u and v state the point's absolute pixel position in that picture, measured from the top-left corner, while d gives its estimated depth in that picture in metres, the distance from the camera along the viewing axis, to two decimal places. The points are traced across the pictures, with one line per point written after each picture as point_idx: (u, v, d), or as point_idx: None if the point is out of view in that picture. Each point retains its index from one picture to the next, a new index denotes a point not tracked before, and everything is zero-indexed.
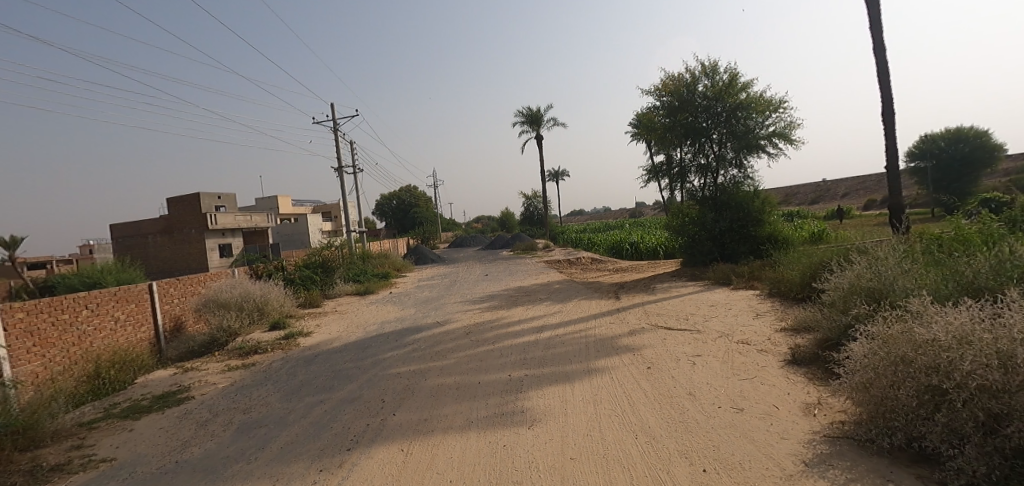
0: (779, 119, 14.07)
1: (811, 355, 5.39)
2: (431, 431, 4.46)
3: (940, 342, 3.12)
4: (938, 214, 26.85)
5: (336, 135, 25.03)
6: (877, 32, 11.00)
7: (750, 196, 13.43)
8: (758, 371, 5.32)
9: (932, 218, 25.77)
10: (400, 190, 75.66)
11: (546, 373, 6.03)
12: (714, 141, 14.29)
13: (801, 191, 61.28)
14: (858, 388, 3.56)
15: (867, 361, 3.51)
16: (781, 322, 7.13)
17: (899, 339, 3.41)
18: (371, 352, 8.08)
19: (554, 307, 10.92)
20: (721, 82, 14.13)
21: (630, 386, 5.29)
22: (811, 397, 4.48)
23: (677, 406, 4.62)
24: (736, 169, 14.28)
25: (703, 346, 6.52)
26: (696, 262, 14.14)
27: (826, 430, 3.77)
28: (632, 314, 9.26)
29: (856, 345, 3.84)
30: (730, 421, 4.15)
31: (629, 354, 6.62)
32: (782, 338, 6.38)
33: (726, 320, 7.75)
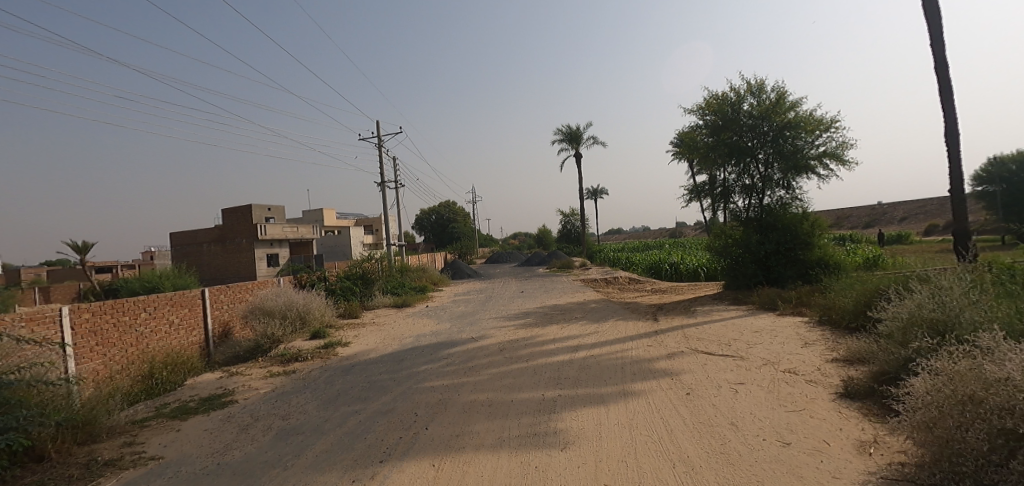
0: (830, 139, 13.52)
1: (866, 389, 5.05)
2: (463, 448, 4.43)
3: (1015, 383, 2.87)
4: (1009, 241, 24.87)
5: (380, 151, 25.91)
6: (938, 49, 10.46)
7: (799, 218, 12.88)
8: (807, 403, 5.03)
9: (1000, 247, 23.99)
10: (440, 205, 77.20)
11: (580, 394, 5.92)
12: (760, 161, 13.87)
13: (854, 214, 58.30)
14: (920, 428, 3.31)
15: (931, 398, 3.27)
16: (832, 352, 6.74)
17: (968, 376, 3.16)
18: (406, 365, 8.18)
19: (590, 326, 10.77)
20: (768, 101, 13.76)
21: (668, 412, 5.10)
22: (867, 434, 4.18)
23: (718, 435, 4.41)
24: (783, 190, 13.78)
25: (747, 374, 6.24)
26: (740, 285, 13.62)
27: (884, 472, 3.50)
28: (670, 337, 8.99)
29: (917, 380, 3.59)
30: (776, 455, 3.92)
31: (667, 378, 6.41)
32: (833, 369, 6.01)
33: (771, 348, 7.39)
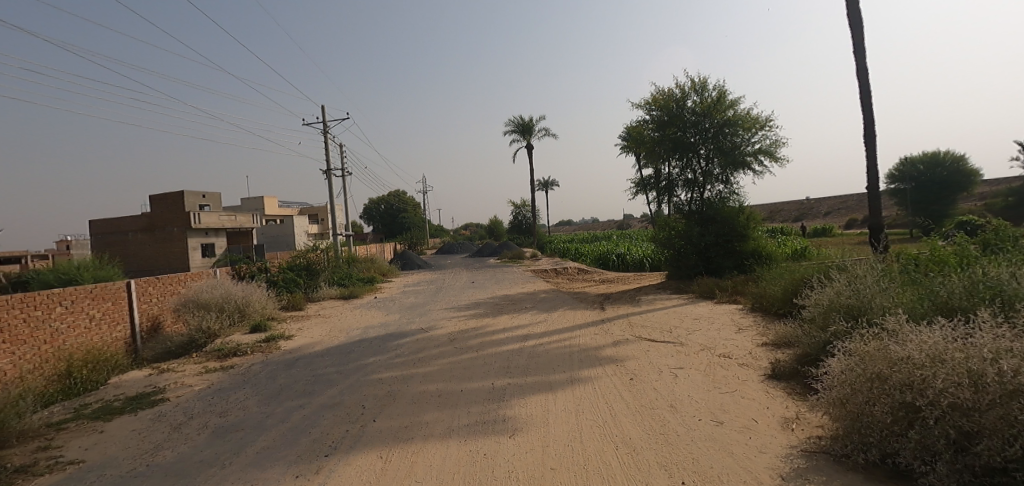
0: (765, 137, 14.31)
1: (791, 370, 5.46)
2: (412, 438, 4.42)
3: (914, 360, 3.21)
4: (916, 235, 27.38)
5: (327, 137, 24.97)
6: (860, 57, 11.31)
7: (736, 211, 13.63)
8: (739, 385, 5.38)
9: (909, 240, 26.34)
10: (389, 194, 75.53)
11: (529, 382, 6.03)
12: (702, 157, 14.52)
13: (785, 209, 62.32)
14: (834, 404, 3.66)
15: (844, 377, 3.60)
16: (762, 337, 7.23)
17: (875, 356, 3.50)
18: (354, 358, 8.00)
19: (540, 316, 10.96)
20: (710, 99, 14.36)
21: (612, 397, 5.30)
22: (790, 411, 4.54)
23: (658, 417, 4.64)
24: (722, 184, 14.49)
25: (686, 359, 6.59)
26: (682, 275, 14.24)
27: (803, 445, 3.84)
28: (616, 325, 9.29)
29: (832, 360, 3.94)
30: (710, 434, 4.18)
31: (612, 365, 6.64)
32: (762, 353, 6.46)
33: (708, 334, 7.83)
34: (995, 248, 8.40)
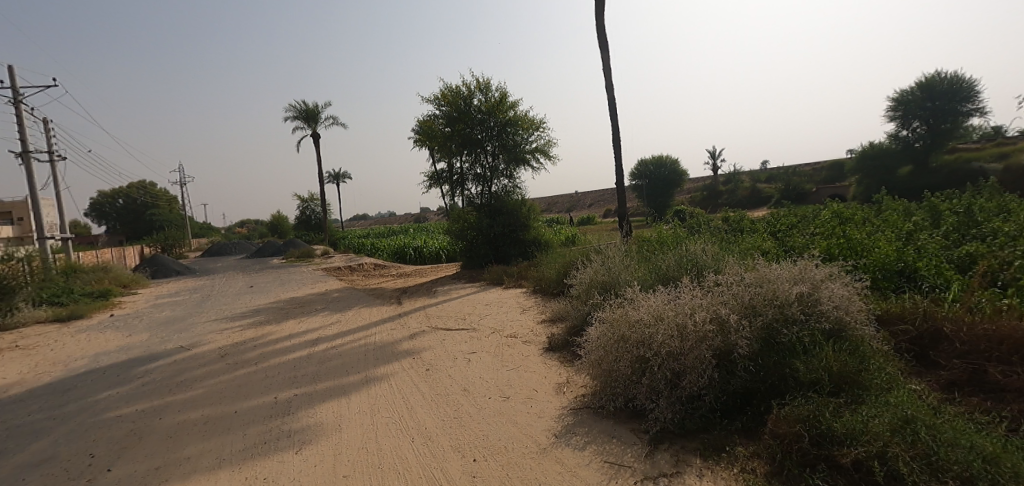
0: (541, 137, 16.01)
1: (563, 341, 6.31)
2: (167, 481, 3.67)
3: (645, 322, 4.26)
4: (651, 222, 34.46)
5: (19, 108, 18.58)
6: (608, 74, 13.56)
7: (519, 203, 15.02)
8: (522, 360, 5.99)
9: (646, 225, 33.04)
10: (129, 186, 60.63)
11: (319, 389, 5.60)
12: (488, 153, 15.51)
13: (560, 201, 71.38)
14: (593, 364, 4.51)
15: (599, 341, 4.49)
16: (541, 315, 8.16)
17: (619, 321, 4.48)
18: (75, 395, 6.20)
19: (332, 317, 10.26)
20: (493, 99, 15.35)
21: (409, 390, 5.31)
22: (562, 377, 5.27)
23: (452, 402, 4.84)
24: (507, 179, 15.72)
25: (478, 343, 7.01)
26: (475, 265, 15.08)
27: (572, 404, 4.54)
28: (413, 318, 9.32)
29: (590, 329, 4.83)
30: (498, 409, 4.56)
31: (409, 358, 6.63)
32: (541, 329, 7.31)
33: (497, 317, 8.48)
34: (695, 230, 11.11)
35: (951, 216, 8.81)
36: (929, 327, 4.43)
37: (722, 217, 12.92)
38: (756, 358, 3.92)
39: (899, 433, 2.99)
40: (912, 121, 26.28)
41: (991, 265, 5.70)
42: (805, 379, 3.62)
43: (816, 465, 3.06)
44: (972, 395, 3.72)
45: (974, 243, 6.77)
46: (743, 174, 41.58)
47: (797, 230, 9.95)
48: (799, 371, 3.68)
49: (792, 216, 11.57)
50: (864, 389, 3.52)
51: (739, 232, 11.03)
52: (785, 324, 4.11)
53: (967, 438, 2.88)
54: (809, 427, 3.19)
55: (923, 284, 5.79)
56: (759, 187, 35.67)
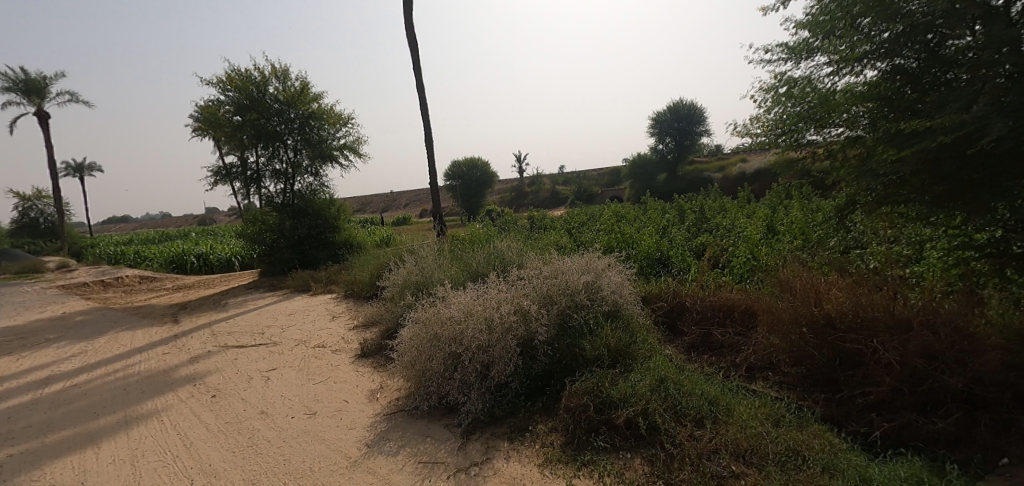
0: (349, 133, 15.11)
1: (376, 345, 6.09)
2: None
3: (455, 318, 4.48)
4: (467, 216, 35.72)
5: None
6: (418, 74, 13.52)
7: (326, 203, 13.99)
8: (332, 371, 5.59)
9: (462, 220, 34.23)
10: None
11: (52, 442, 4.33)
12: (289, 147, 14.03)
13: (374, 201, 68.83)
14: (406, 366, 4.51)
15: (412, 341, 4.53)
16: (353, 321, 7.73)
17: (431, 320, 4.61)
18: None
19: (74, 346, 8.04)
20: (292, 88, 13.86)
21: (188, 424, 4.48)
22: (375, 383, 5.09)
23: (247, 428, 4.26)
24: (312, 177, 14.46)
25: (279, 358, 6.29)
26: (276, 271, 13.51)
27: (386, 410, 4.43)
28: (195, 338, 7.90)
29: (403, 331, 4.83)
30: (303, 428, 4.18)
31: (188, 385, 5.60)
32: (353, 336, 6.92)
33: (303, 327, 7.75)
34: (504, 229, 11.84)
35: (692, 214, 11.15)
36: (676, 303, 5.55)
37: (527, 216, 14.06)
38: (553, 342, 4.39)
39: (657, 391, 3.69)
40: (665, 137, 32.60)
41: (716, 251, 7.39)
42: (590, 355, 4.19)
43: (599, 429, 3.55)
44: (703, 353, 4.79)
45: (706, 235, 8.68)
46: (544, 177, 45.99)
47: (587, 227, 11.40)
48: (586, 349, 4.24)
49: (583, 215, 13.21)
50: (634, 359, 4.23)
51: (541, 230, 12.13)
52: (575, 310, 4.69)
53: (700, 389, 3.70)
54: (594, 397, 3.71)
55: (674, 268, 7.20)
56: (557, 189, 39.89)
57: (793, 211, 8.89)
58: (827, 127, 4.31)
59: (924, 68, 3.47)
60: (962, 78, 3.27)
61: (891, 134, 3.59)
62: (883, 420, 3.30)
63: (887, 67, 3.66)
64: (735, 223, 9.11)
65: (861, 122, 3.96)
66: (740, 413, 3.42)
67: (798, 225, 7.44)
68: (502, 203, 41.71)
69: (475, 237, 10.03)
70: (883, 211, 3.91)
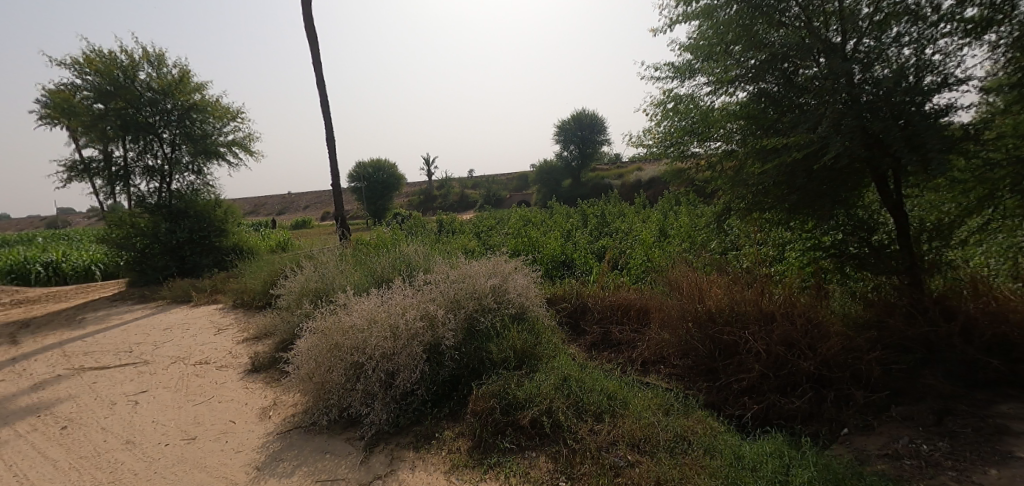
0: (239, 128, 13.78)
1: (269, 359, 5.63)
2: None
3: (358, 327, 4.31)
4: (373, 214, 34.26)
5: None
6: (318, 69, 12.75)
7: (211, 204, 12.71)
8: (216, 389, 5.07)
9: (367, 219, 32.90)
10: None
11: None
12: (165, 141, 12.47)
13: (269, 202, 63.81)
14: (303, 380, 4.24)
15: (309, 353, 4.27)
16: (243, 333, 7.07)
17: (332, 329, 4.39)
18: None
19: None
20: (169, 76, 12.31)
21: (29, 462, 3.80)
22: (267, 400, 4.71)
23: (108, 462, 3.72)
24: (193, 175, 12.98)
25: (151, 379, 5.57)
26: (149, 281, 11.94)
27: (280, 428, 4.12)
28: (41, 360, 6.73)
29: (300, 342, 4.55)
30: (179, 455, 3.74)
31: (30, 417, 4.75)
32: (242, 350, 6.33)
33: (182, 343, 6.93)
34: (411, 233, 11.57)
35: (594, 219, 11.73)
36: (579, 304, 5.80)
37: (435, 220, 13.87)
38: (460, 346, 4.37)
39: (561, 390, 3.82)
40: (569, 144, 34.09)
41: (615, 254, 7.85)
42: (497, 358, 4.23)
43: (505, 431, 3.59)
44: (603, 350, 5.06)
45: (606, 239, 9.19)
46: (453, 181, 45.73)
47: (495, 231, 11.51)
48: (492, 352, 4.28)
49: (491, 219, 13.33)
50: (539, 359, 4.34)
51: (449, 234, 12.03)
52: (482, 313, 4.71)
53: (599, 384, 3.90)
54: (500, 399, 3.75)
55: (577, 270, 7.52)
56: (467, 193, 39.87)
57: (681, 216, 9.73)
58: (707, 141, 4.74)
59: (782, 92, 3.96)
60: (811, 103, 3.78)
61: (758, 149, 4.06)
62: (753, 403, 3.71)
63: (754, 90, 4.11)
64: (632, 228, 9.75)
65: (734, 137, 4.41)
66: (635, 405, 3.65)
67: (686, 230, 8.14)
68: (410, 206, 40.73)
69: (380, 242, 9.67)
70: (753, 217, 4.40)
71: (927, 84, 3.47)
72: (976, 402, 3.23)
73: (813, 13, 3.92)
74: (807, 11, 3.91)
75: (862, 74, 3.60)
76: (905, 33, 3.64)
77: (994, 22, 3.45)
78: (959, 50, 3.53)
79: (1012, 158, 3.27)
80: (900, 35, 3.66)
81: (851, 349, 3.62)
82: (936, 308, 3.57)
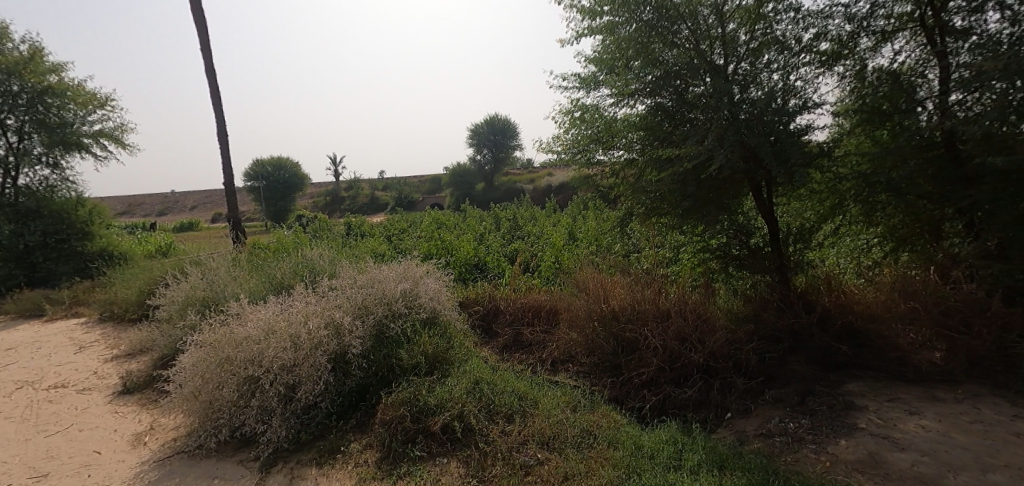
0: (108, 117, 12.11)
1: (145, 379, 4.99)
2: None
3: (253, 338, 3.98)
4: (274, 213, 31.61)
5: None
6: None
7: (72, 203, 11.02)
8: (76, 416, 4.40)
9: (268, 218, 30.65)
10: None
11: None
12: (9, 129, 10.61)
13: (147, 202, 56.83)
14: (188, 399, 3.83)
15: (195, 369, 3.88)
16: (111, 350, 6.20)
17: (222, 342, 4.01)
18: None
19: None
20: (15, 53, 10.49)
21: None
22: (143, 424, 4.18)
23: None
24: (48, 169, 11.17)
25: None
26: None
27: (158, 455, 3.67)
28: None
29: (183, 357, 4.10)
30: None
31: None
32: (111, 369, 5.56)
33: (30, 364, 5.92)
34: (315, 236, 10.91)
35: (506, 223, 11.89)
36: (491, 306, 5.84)
37: (343, 223, 13.23)
38: (368, 355, 4.20)
39: (473, 393, 3.82)
40: (483, 148, 34.33)
41: (526, 256, 8.02)
42: (407, 365, 4.13)
43: (415, 439, 3.50)
44: (514, 352, 5.14)
45: (518, 242, 9.36)
46: (363, 182, 43.96)
47: (407, 235, 11.23)
48: (403, 359, 4.17)
49: (403, 222, 13.00)
50: (451, 364, 4.30)
51: (358, 237, 11.53)
52: (392, 319, 4.58)
53: (510, 386, 3.95)
54: (411, 407, 3.65)
55: (490, 273, 7.57)
56: (377, 195, 38.53)
57: (589, 221, 10.19)
58: (610, 149, 4.97)
59: (675, 107, 4.31)
60: (699, 118, 4.17)
61: (655, 159, 4.38)
62: (652, 395, 3.98)
63: (651, 103, 4.44)
64: (542, 231, 10.01)
65: (634, 147, 4.69)
66: (544, 404, 3.75)
67: (592, 233, 8.54)
68: (315, 208, 38.45)
69: (280, 245, 9.01)
70: (651, 222, 4.73)
71: (791, 106, 3.97)
72: (831, 382, 3.73)
73: (701, 37, 4.31)
74: (696, 34, 4.30)
75: (740, 94, 4.03)
76: (775, 60, 4.14)
77: (842, 56, 4.02)
78: (816, 78, 4.07)
79: (854, 172, 3.92)
80: (770, 62, 4.15)
81: (733, 341, 4.03)
82: (799, 302, 4.08)
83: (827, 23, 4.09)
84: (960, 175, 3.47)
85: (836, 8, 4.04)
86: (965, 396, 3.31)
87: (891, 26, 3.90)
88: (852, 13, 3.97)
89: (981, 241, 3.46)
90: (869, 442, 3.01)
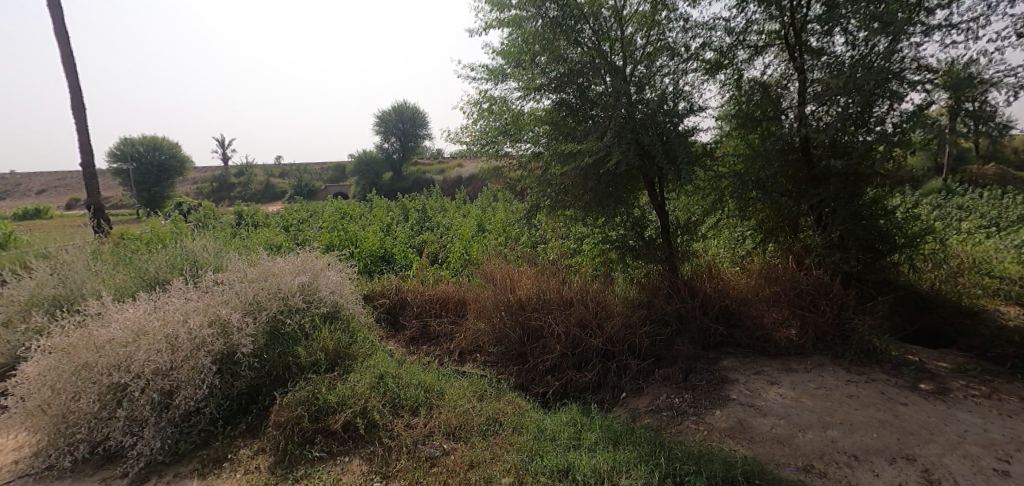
0: None
1: None
2: None
3: (118, 340, 3.52)
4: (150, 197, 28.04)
5: None
6: None
7: None
8: None
9: (147, 205, 27.34)
10: None
11: None
12: None
13: None
14: (33, 414, 3.30)
15: (42, 380, 3.35)
16: None
17: (78, 347, 3.50)
18: None
19: None
20: None
21: None
22: None
23: None
24: None
25: None
26: None
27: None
28: None
29: (26, 366, 3.52)
30: None
31: None
32: None
33: None
34: (198, 226, 9.86)
35: (414, 213, 11.63)
36: (398, 299, 5.69)
37: (232, 211, 12.09)
38: (260, 353, 3.89)
39: (377, 388, 3.71)
40: (391, 137, 33.05)
41: (435, 248, 7.92)
42: (305, 363, 3.90)
43: (314, 439, 3.32)
44: (421, 345, 5.07)
45: (427, 233, 9.21)
46: (256, 168, 40.44)
47: (307, 224, 10.58)
48: (300, 357, 3.93)
49: (302, 211, 12.16)
50: (354, 359, 4.14)
51: (250, 227, 10.63)
52: (288, 314, 4.28)
53: (416, 379, 3.89)
54: (309, 406, 3.46)
55: (397, 265, 7.37)
56: (273, 182, 35.67)
57: (498, 213, 10.29)
58: (518, 142, 5.05)
59: (579, 104, 4.51)
60: (599, 115, 4.41)
61: (560, 153, 4.52)
62: (554, 380, 4.16)
63: (556, 99, 4.57)
64: (451, 223, 9.94)
65: (540, 141, 4.81)
66: (450, 394, 3.75)
67: (501, 225, 8.67)
68: (199, 195, 34.64)
69: (155, 236, 8.00)
70: (556, 214, 4.90)
71: (680, 109, 4.31)
72: (710, 359, 4.13)
73: (602, 38, 4.53)
74: (597, 35, 4.50)
75: (636, 95, 4.29)
76: (666, 66, 4.47)
77: (722, 65, 4.45)
78: (701, 85, 4.46)
79: (731, 172, 4.39)
80: (662, 66, 4.46)
81: (627, 326, 4.33)
82: (684, 289, 4.47)
83: (711, 34, 4.49)
84: (812, 177, 4.15)
85: (718, 21, 4.45)
86: (813, 366, 3.86)
87: (762, 41, 4.38)
88: (731, 27, 4.40)
89: (828, 234, 4.11)
90: (738, 411, 3.40)
